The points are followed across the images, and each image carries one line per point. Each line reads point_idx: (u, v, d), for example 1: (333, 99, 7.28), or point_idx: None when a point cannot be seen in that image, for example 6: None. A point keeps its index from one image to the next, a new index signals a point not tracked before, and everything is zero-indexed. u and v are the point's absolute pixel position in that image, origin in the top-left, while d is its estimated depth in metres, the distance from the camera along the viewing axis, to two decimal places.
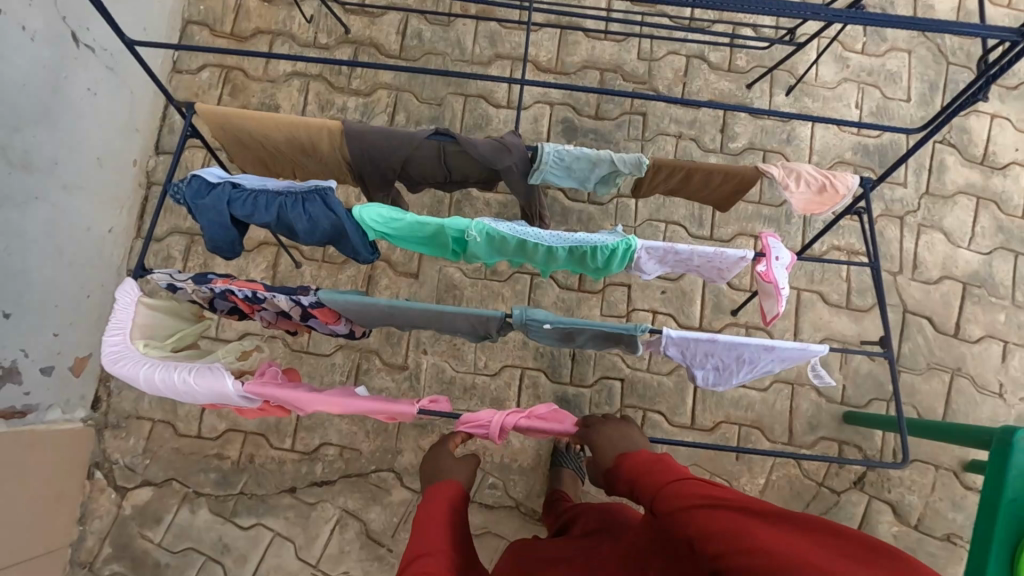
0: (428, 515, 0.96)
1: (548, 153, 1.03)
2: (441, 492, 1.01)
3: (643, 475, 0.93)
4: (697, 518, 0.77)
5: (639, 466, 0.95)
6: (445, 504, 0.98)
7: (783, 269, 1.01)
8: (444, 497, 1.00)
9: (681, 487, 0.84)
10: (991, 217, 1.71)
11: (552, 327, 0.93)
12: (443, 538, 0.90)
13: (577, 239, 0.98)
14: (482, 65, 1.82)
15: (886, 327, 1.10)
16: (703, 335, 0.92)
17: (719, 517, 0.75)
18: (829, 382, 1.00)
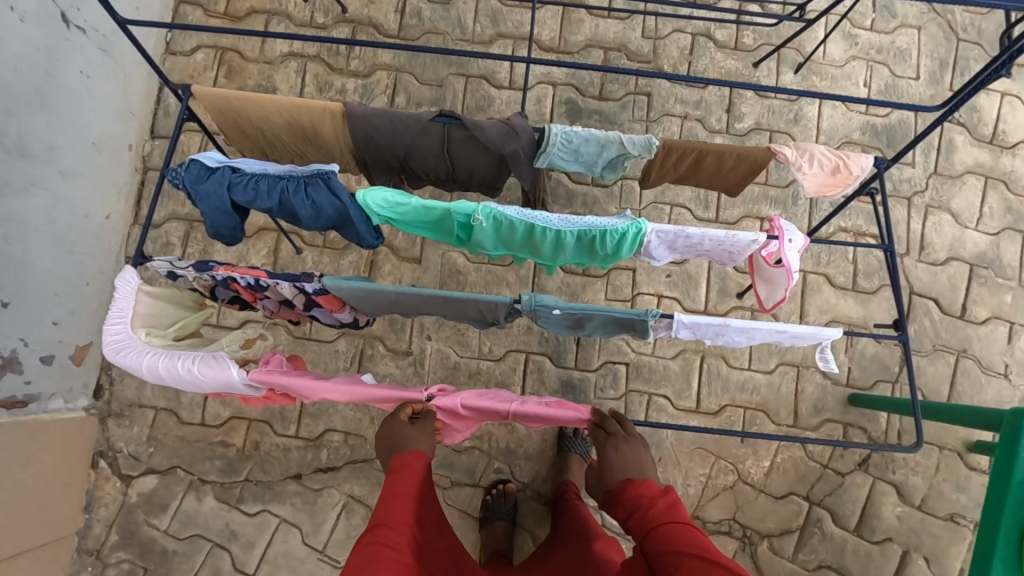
0: (395, 486, 0.93)
1: (557, 135, 1.01)
2: (408, 464, 0.96)
3: (641, 505, 0.95)
4: (685, 567, 0.82)
5: (635, 496, 0.97)
6: (416, 477, 0.95)
7: (795, 252, 0.99)
8: (412, 468, 0.96)
9: (673, 531, 0.88)
10: (999, 197, 1.69)
11: (562, 312, 0.92)
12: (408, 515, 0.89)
13: (585, 223, 0.96)
14: (484, 44, 1.78)
15: (898, 309, 1.05)
16: (715, 318, 0.91)
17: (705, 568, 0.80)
18: (838, 368, 0.97)
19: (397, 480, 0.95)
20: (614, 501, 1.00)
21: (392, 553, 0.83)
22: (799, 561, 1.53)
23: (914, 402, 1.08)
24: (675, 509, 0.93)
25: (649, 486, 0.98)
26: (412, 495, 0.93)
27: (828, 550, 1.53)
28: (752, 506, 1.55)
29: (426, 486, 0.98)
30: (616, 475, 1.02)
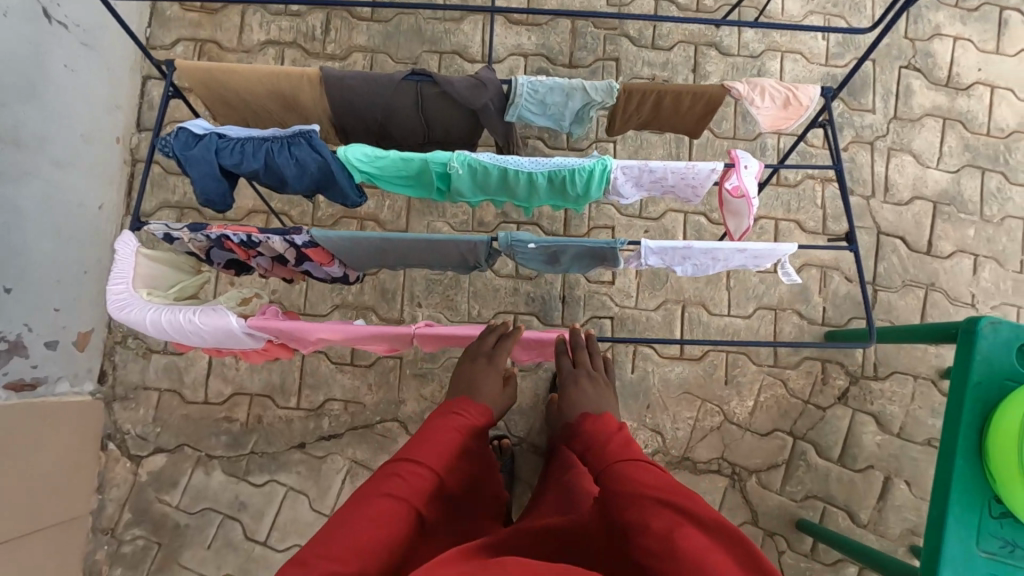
0: (425, 431, 0.99)
1: (523, 86, 1.07)
2: (451, 417, 1.05)
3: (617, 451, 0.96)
4: (639, 506, 0.80)
5: (611, 446, 0.97)
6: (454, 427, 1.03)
7: (752, 178, 1.06)
8: (454, 419, 1.04)
9: (631, 469, 0.86)
10: (957, 136, 1.77)
11: (537, 246, 0.98)
12: (437, 459, 0.95)
13: (555, 164, 1.03)
14: (455, 21, 1.83)
15: (849, 219, 1.09)
16: (679, 242, 0.97)
17: (660, 514, 0.78)
18: (798, 280, 1.03)
19: (441, 420, 1.03)
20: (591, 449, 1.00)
21: (403, 483, 0.88)
22: (786, 493, 1.60)
23: (869, 322, 1.15)
24: (641, 456, 0.91)
25: (607, 420, 1.04)
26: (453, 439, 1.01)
27: (814, 480, 1.61)
28: (739, 444, 1.62)
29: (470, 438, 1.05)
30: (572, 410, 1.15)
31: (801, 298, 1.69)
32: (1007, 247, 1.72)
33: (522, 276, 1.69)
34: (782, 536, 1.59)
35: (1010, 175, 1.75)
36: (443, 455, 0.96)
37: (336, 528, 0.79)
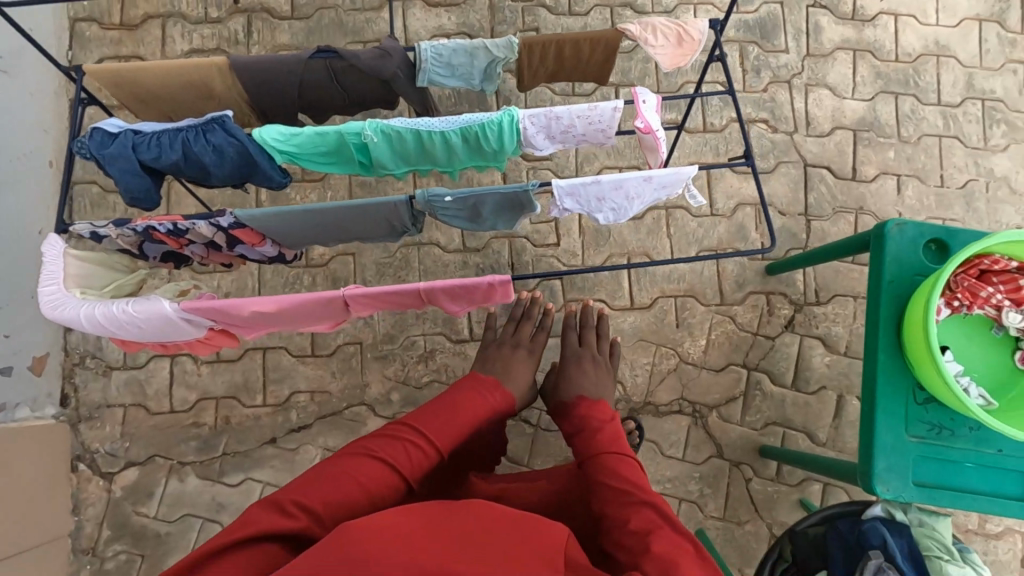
0: (442, 408, 1.12)
1: (426, 51, 1.11)
2: (471, 400, 1.17)
3: (606, 451, 1.10)
4: (628, 507, 0.97)
5: (602, 446, 1.12)
6: (474, 409, 1.16)
7: (653, 111, 1.09)
8: (473, 400, 1.17)
9: (624, 470, 1.05)
10: (868, 66, 1.85)
11: (453, 199, 1.01)
12: (443, 434, 1.07)
13: (464, 121, 1.07)
14: (374, 10, 1.86)
15: (742, 138, 1.10)
16: (588, 178, 1.02)
17: (640, 515, 0.95)
18: (704, 202, 1.06)
19: (458, 402, 1.16)
20: (585, 446, 1.15)
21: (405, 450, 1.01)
22: (747, 423, 1.67)
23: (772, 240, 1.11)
24: (628, 460, 1.07)
25: (602, 412, 1.23)
26: (466, 421, 1.13)
27: (772, 407, 1.67)
28: (696, 382, 1.68)
29: (482, 423, 1.18)
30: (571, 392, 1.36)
31: (739, 236, 1.75)
32: (927, 164, 1.80)
33: (470, 248, 1.74)
34: (748, 465, 1.65)
35: (922, 96, 1.83)
36: (451, 429, 1.10)
37: (331, 476, 0.93)
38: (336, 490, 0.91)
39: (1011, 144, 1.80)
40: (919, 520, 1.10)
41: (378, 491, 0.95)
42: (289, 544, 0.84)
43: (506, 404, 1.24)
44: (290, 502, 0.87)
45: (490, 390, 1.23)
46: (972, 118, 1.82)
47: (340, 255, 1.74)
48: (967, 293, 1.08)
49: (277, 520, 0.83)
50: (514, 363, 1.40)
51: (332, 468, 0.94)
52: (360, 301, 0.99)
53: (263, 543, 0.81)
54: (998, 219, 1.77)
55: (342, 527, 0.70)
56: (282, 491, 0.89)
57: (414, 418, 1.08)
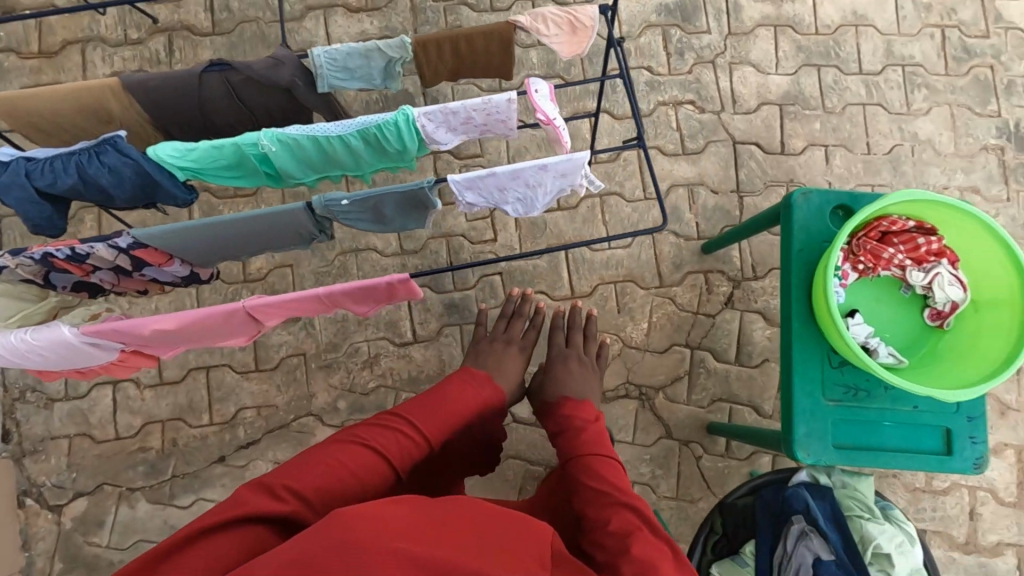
0: (435, 399, 1.16)
1: (319, 56, 1.11)
2: (460, 393, 1.20)
3: (591, 450, 1.11)
4: (606, 509, 0.98)
5: (587, 446, 1.12)
6: (463, 401, 1.19)
7: (547, 100, 1.08)
8: (461, 393, 1.20)
9: (605, 470, 1.05)
10: (790, 41, 1.87)
11: (351, 202, 1.01)
12: (431, 425, 1.10)
13: (360, 123, 1.07)
14: (296, 20, 1.85)
15: (636, 117, 1.11)
16: (483, 170, 1.02)
17: (620, 515, 0.96)
18: (601, 185, 1.09)
19: (449, 394, 1.19)
20: (568, 444, 1.15)
21: (393, 441, 1.03)
22: (693, 402, 1.68)
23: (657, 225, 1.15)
24: (611, 460, 1.07)
25: (587, 411, 1.24)
26: (456, 412, 1.16)
27: (716, 384, 1.69)
28: (641, 365, 1.69)
29: (473, 418, 1.20)
30: (556, 389, 1.34)
31: (674, 218, 1.77)
32: (853, 133, 1.82)
33: (407, 251, 1.74)
34: (697, 443, 1.66)
35: (844, 67, 1.86)
36: (440, 419, 1.12)
37: (320, 463, 0.93)
38: (327, 478, 0.91)
39: (932, 107, 1.84)
40: (843, 482, 1.12)
41: (367, 480, 0.96)
42: (276, 528, 0.82)
43: (495, 400, 1.27)
44: (281, 485, 0.86)
45: (480, 383, 1.27)
46: (894, 84, 1.85)
47: (278, 268, 1.74)
48: (870, 256, 1.11)
49: (270, 502, 0.82)
50: (502, 359, 1.41)
51: (323, 455, 0.95)
52: (263, 311, 0.99)
53: (251, 525, 0.79)
54: (925, 181, 1.80)
55: (334, 512, 0.65)
56: (271, 475, 0.89)
57: (406, 409, 1.11)
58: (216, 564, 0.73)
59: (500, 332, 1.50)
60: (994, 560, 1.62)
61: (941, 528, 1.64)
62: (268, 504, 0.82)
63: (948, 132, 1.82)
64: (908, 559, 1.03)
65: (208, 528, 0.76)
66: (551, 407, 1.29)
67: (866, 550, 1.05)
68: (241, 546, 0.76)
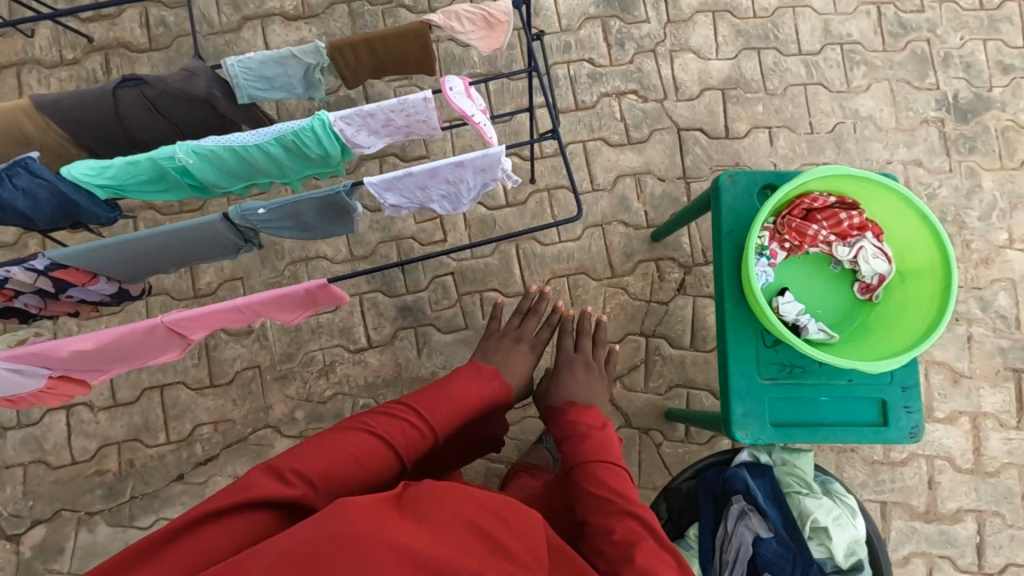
0: (442, 390, 1.14)
1: (233, 65, 1.10)
2: (465, 388, 1.17)
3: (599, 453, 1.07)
4: (610, 516, 0.95)
5: (593, 451, 1.07)
6: (470, 394, 1.16)
7: (462, 97, 1.08)
8: (467, 387, 1.17)
9: (611, 473, 1.02)
10: (728, 25, 1.88)
11: (268, 210, 1.00)
12: (435, 417, 1.08)
13: (277, 130, 1.07)
14: (234, 32, 1.85)
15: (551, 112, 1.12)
16: (399, 171, 1.02)
17: (624, 524, 0.93)
18: (519, 179, 1.08)
19: (455, 386, 1.16)
20: (574, 445, 1.11)
21: (395, 432, 1.02)
22: (651, 389, 1.69)
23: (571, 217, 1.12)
24: (618, 467, 1.03)
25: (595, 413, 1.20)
26: (461, 407, 1.13)
27: (673, 371, 1.70)
28: None
29: (478, 411, 1.17)
30: (560, 395, 1.28)
31: (623, 208, 1.77)
32: (795, 114, 1.84)
33: (358, 256, 1.74)
34: (657, 430, 1.67)
35: (783, 48, 1.87)
36: (444, 411, 1.10)
37: (326, 451, 0.93)
38: (331, 465, 0.91)
39: (872, 83, 1.85)
40: (782, 460, 1.13)
41: (372, 468, 0.96)
42: (279, 512, 0.82)
43: (505, 395, 1.23)
44: (288, 471, 0.86)
45: (487, 377, 1.23)
46: (833, 63, 1.86)
47: (228, 281, 1.73)
48: (795, 233, 1.12)
49: (277, 488, 0.82)
50: (510, 360, 1.36)
51: (330, 442, 0.94)
52: (186, 325, 0.98)
53: (256, 511, 0.79)
54: (869, 157, 1.82)
55: (339, 504, 0.67)
56: (278, 459, 0.89)
57: (414, 399, 1.10)
58: (212, 553, 0.72)
59: (508, 335, 1.44)
60: (954, 527, 1.64)
61: (902, 499, 1.65)
62: (274, 489, 0.81)
63: (889, 108, 1.84)
64: (846, 531, 1.04)
65: (213, 513, 0.76)
66: (557, 410, 1.23)
67: (804, 525, 1.06)
68: (244, 530, 0.76)
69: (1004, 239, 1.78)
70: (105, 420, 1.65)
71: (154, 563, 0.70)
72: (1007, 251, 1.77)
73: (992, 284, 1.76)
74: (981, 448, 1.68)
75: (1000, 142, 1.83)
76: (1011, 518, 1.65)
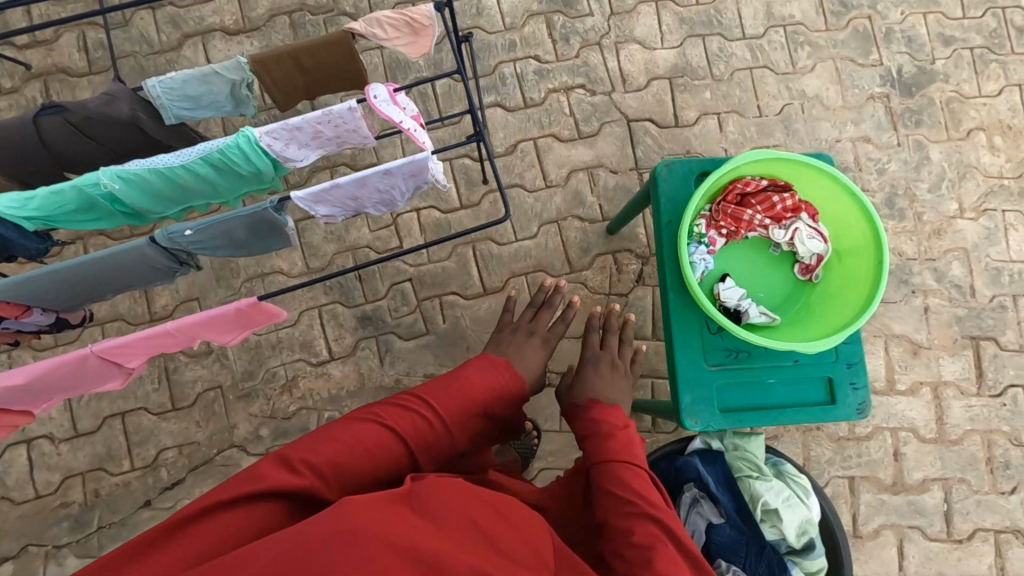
0: (455, 384, 1.10)
1: (154, 87, 1.09)
2: (479, 383, 1.13)
3: (619, 455, 1.02)
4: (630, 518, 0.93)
5: (613, 451, 1.04)
6: (483, 386, 1.13)
7: (388, 104, 1.07)
8: (481, 380, 1.13)
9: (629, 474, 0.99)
10: (672, 14, 1.88)
11: (195, 231, 0.99)
12: (447, 409, 1.06)
13: (203, 150, 1.06)
14: (175, 50, 1.83)
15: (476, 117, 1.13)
16: (326, 183, 1.01)
17: (644, 528, 0.91)
18: (451, 183, 1.08)
19: (466, 379, 1.12)
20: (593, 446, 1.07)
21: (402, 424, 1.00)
22: None
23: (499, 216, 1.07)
24: (639, 468, 0.99)
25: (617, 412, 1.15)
26: (474, 399, 1.10)
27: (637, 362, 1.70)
28: (561, 353, 1.70)
29: (492, 405, 1.14)
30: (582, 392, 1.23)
31: (577, 203, 1.77)
32: (743, 98, 1.85)
33: (314, 269, 1.73)
34: None
35: (727, 34, 1.88)
36: (456, 402, 1.08)
37: (335, 441, 0.92)
38: (343, 455, 0.91)
39: (817, 63, 1.87)
40: (733, 445, 1.14)
41: (380, 460, 0.95)
42: (290, 500, 0.82)
43: (518, 387, 1.19)
44: (298, 461, 0.86)
45: (500, 370, 1.19)
46: (777, 45, 1.87)
47: (184, 303, 1.71)
48: (730, 219, 1.13)
49: (287, 478, 0.82)
50: (525, 353, 1.30)
51: (339, 433, 0.94)
52: (119, 352, 0.97)
53: (262, 503, 0.79)
54: (817, 136, 1.83)
55: (340, 503, 0.68)
56: (288, 449, 0.89)
57: (425, 390, 1.08)
58: (227, 538, 0.73)
59: (520, 328, 1.38)
60: (922, 497, 1.66)
61: (869, 473, 1.67)
62: (283, 480, 0.81)
63: (835, 87, 1.85)
64: (796, 511, 1.05)
65: (220, 504, 0.76)
66: (578, 409, 1.17)
67: (756, 508, 1.06)
68: (249, 523, 0.75)
69: (955, 209, 1.80)
70: (67, 452, 1.63)
71: (155, 555, 0.70)
72: (958, 220, 1.79)
73: (945, 254, 1.78)
74: (943, 417, 1.70)
75: (945, 113, 1.85)
76: (976, 484, 1.67)
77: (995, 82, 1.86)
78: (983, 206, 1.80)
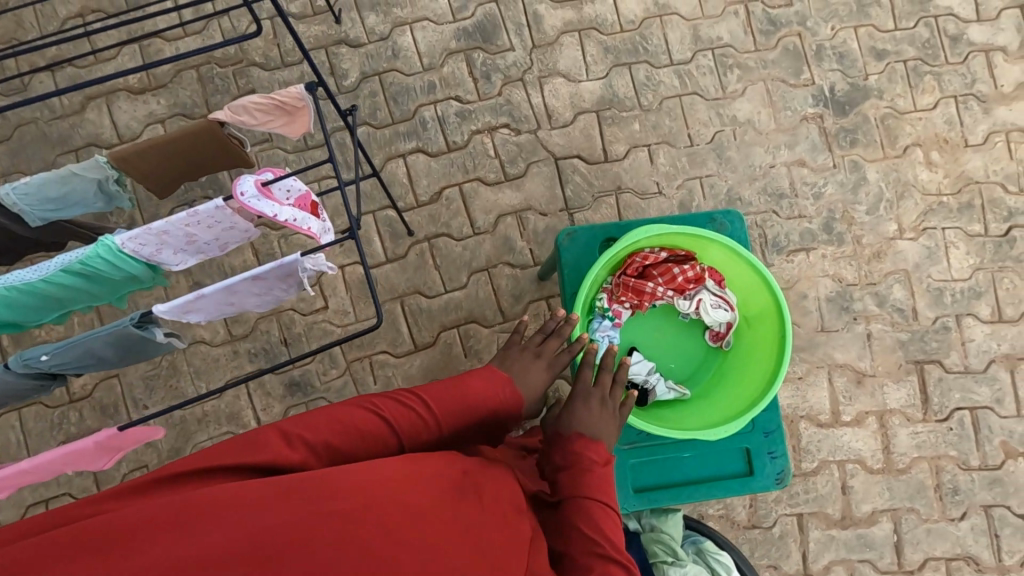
0: (451, 391, 0.95)
1: (9, 195, 1.01)
2: (474, 389, 0.97)
3: (598, 493, 0.88)
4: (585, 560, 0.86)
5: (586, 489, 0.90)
6: (479, 394, 0.96)
7: (258, 200, 1.01)
8: (477, 389, 0.97)
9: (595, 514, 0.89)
10: (596, 43, 1.81)
11: (52, 356, 0.94)
12: (441, 410, 0.94)
13: (61, 262, 0.99)
14: (78, 113, 1.74)
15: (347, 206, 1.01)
16: (190, 294, 0.93)
17: None
18: (333, 268, 0.99)
19: (461, 387, 0.96)
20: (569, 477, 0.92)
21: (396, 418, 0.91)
22: None
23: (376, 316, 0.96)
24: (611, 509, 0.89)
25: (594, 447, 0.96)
26: (468, 408, 0.95)
27: None
28: None
29: (487, 417, 0.97)
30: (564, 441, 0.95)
31: (507, 249, 1.72)
32: (672, 127, 1.79)
33: (237, 336, 1.67)
34: None
35: (654, 61, 1.81)
36: (450, 404, 0.94)
37: (332, 419, 0.88)
38: (338, 437, 0.86)
39: (747, 87, 1.81)
40: (649, 527, 1.12)
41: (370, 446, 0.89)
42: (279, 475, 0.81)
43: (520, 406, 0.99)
44: (295, 435, 0.84)
45: (495, 384, 0.98)
46: (706, 70, 1.81)
47: (103, 381, 1.64)
48: (631, 293, 1.09)
49: (280, 452, 0.80)
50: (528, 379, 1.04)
51: (338, 411, 0.89)
52: None
53: (247, 470, 0.78)
54: (751, 163, 1.78)
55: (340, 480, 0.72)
56: (291, 421, 0.86)
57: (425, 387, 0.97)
58: None
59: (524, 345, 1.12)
60: (870, 530, 1.64)
61: (817, 509, 1.64)
62: (276, 453, 0.80)
63: (766, 110, 1.80)
64: None
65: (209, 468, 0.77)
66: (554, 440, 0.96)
67: None
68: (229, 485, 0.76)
69: (894, 230, 1.76)
70: None
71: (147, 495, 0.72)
72: (898, 241, 1.75)
73: (885, 277, 1.74)
74: (890, 446, 1.67)
75: (881, 131, 1.80)
76: (925, 512, 1.65)
77: (930, 95, 1.81)
78: (923, 225, 1.76)
